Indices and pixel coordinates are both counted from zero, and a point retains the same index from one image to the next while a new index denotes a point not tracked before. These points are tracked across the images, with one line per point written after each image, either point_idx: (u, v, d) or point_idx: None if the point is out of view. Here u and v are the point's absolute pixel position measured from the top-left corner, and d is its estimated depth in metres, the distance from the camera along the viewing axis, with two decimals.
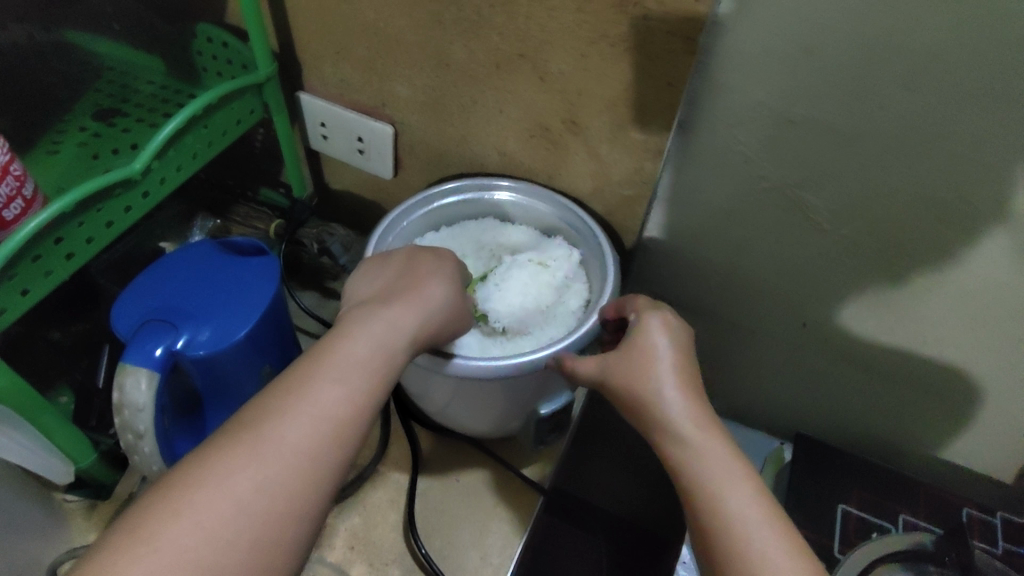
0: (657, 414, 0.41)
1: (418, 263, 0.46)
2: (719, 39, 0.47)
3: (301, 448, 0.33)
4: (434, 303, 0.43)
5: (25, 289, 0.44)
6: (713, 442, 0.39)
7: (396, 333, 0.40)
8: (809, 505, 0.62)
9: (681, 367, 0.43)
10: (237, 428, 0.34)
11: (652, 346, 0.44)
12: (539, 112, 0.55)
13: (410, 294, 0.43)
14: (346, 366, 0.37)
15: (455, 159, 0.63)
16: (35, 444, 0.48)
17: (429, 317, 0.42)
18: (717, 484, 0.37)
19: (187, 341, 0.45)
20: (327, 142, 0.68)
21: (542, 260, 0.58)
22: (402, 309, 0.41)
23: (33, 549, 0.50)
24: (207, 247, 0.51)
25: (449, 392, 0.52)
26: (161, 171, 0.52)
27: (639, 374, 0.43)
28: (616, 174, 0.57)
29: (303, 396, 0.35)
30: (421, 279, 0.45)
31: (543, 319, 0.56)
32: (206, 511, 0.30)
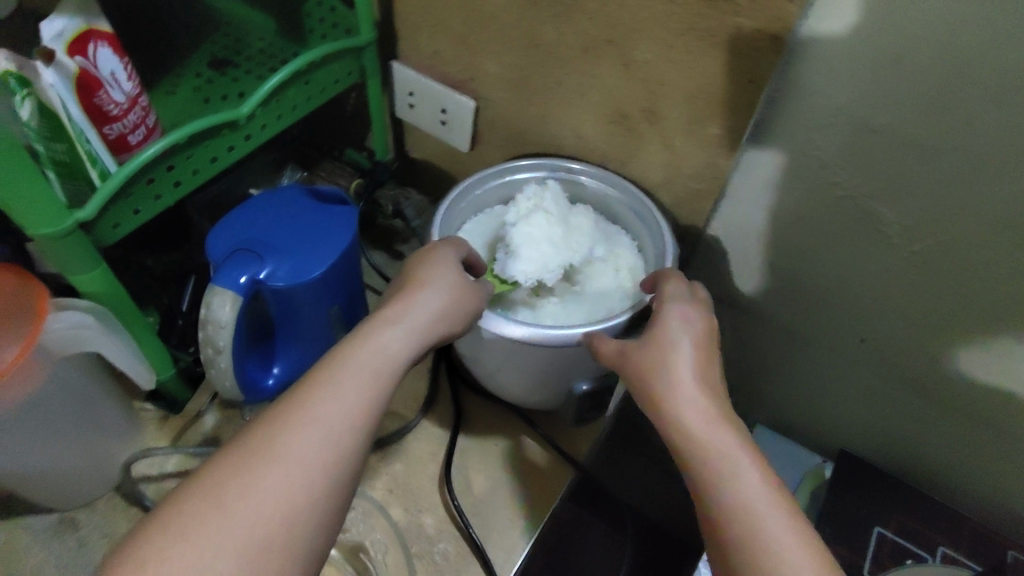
0: (671, 410, 0.42)
1: (422, 262, 0.47)
2: (811, 43, 0.47)
3: (327, 447, 0.36)
4: (439, 303, 0.44)
5: (137, 208, 0.49)
6: (725, 439, 0.40)
7: (406, 339, 0.42)
8: (841, 520, 0.61)
9: (699, 362, 0.44)
10: (265, 429, 0.36)
11: (672, 343, 0.44)
12: (619, 98, 0.57)
13: (416, 298, 0.44)
14: (362, 371, 0.39)
15: (532, 138, 0.66)
16: (133, 353, 0.52)
17: (438, 325, 0.44)
18: (727, 478, 0.38)
19: (268, 273, 0.48)
20: (412, 111, 0.71)
21: (534, 204, 0.58)
22: (408, 315, 0.43)
23: (109, 447, 0.54)
24: (295, 191, 0.54)
25: (500, 358, 0.54)
26: (263, 118, 0.56)
27: (659, 369, 0.43)
28: (688, 166, 0.58)
29: (317, 408, 0.37)
30: (426, 277, 0.46)
31: (570, 250, 0.57)
32: (245, 509, 0.32)
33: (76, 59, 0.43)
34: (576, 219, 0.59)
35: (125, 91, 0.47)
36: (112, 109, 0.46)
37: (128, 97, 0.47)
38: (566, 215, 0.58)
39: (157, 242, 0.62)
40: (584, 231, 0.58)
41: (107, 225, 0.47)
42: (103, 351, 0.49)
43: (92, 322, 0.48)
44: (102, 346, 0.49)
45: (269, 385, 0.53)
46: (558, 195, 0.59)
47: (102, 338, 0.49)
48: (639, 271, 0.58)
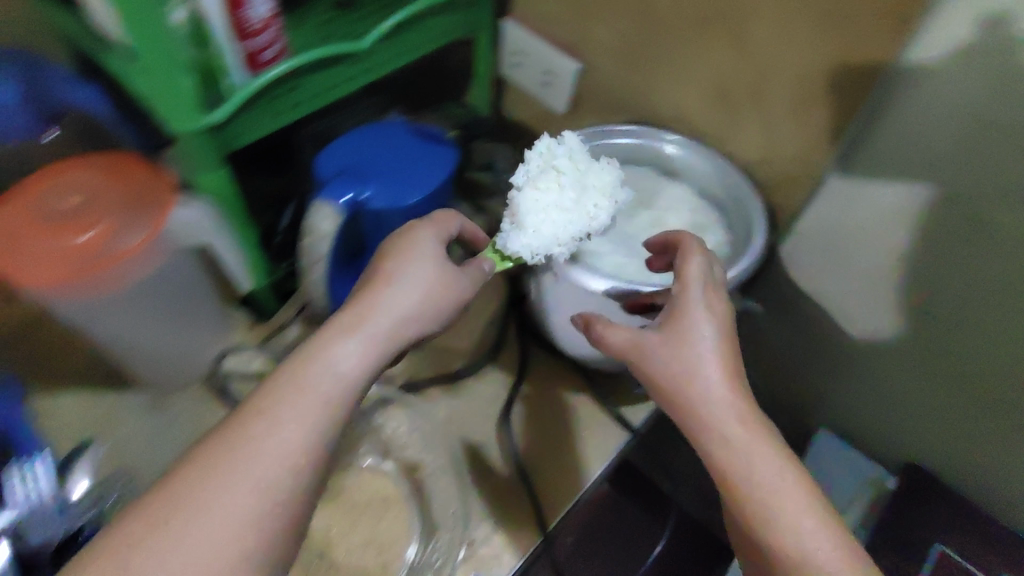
0: (702, 416, 0.41)
1: (393, 257, 0.44)
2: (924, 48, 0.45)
3: (288, 453, 0.36)
4: (410, 304, 0.42)
5: (260, 120, 0.52)
6: (763, 452, 0.40)
7: (371, 338, 0.40)
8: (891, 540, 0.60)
9: (722, 351, 0.42)
10: (218, 442, 0.35)
11: (690, 332, 0.43)
12: (724, 74, 0.56)
13: (385, 298, 0.42)
14: (324, 374, 0.38)
15: (633, 108, 0.66)
16: (238, 257, 0.57)
17: (406, 329, 0.42)
18: (767, 494, 0.39)
19: (369, 196, 0.50)
20: (516, 70, 0.73)
21: (545, 162, 0.52)
22: (375, 313, 0.41)
23: (198, 339, 0.59)
24: (400, 125, 0.56)
25: (569, 312, 0.55)
26: (380, 55, 0.59)
27: (686, 369, 0.42)
28: (786, 151, 0.56)
29: (275, 416, 0.36)
30: (394, 272, 0.43)
31: (584, 216, 0.52)
32: (199, 525, 0.33)
33: None
34: (591, 177, 0.52)
35: (265, 10, 0.50)
36: (252, 24, 0.49)
37: (267, 16, 0.50)
38: (580, 177, 0.52)
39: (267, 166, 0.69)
40: (601, 193, 0.53)
41: (232, 133, 0.50)
42: (215, 245, 0.55)
43: (210, 220, 0.52)
44: (215, 241, 0.54)
45: None
46: (572, 156, 0.53)
47: (215, 234, 0.54)
48: (724, 246, 0.58)
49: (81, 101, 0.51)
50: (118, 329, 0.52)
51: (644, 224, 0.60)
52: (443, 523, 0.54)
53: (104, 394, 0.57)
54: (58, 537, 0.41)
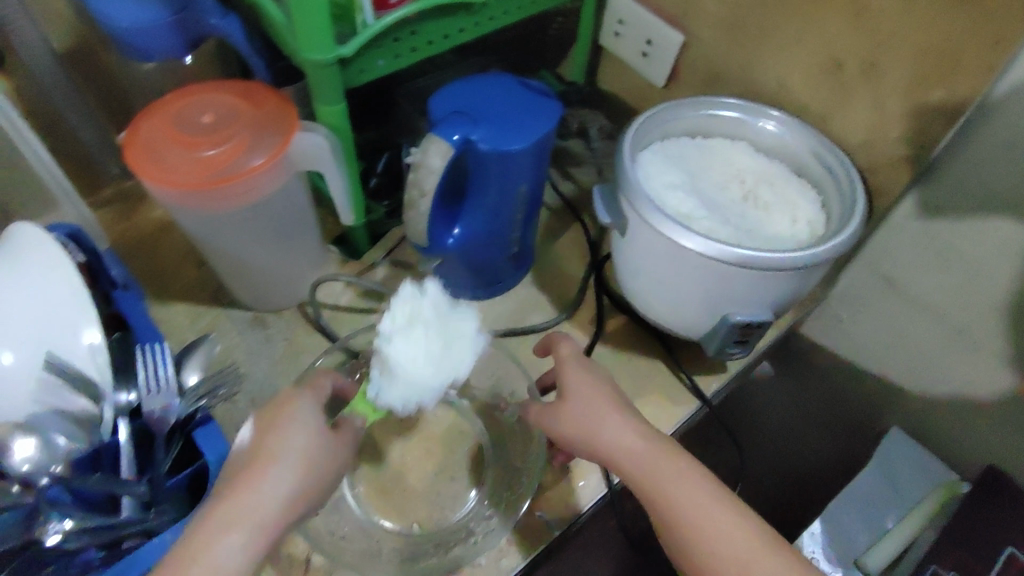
0: (640, 490, 0.46)
1: (281, 414, 0.45)
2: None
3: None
4: (284, 490, 0.42)
5: (380, 60, 0.55)
6: (691, 482, 0.46)
7: (278, 486, 0.42)
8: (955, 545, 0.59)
9: (622, 410, 0.49)
10: None
11: (597, 420, 0.48)
12: (838, 47, 0.55)
13: (259, 483, 0.42)
14: (251, 509, 0.41)
15: (733, 83, 0.66)
16: (342, 188, 0.59)
17: (287, 493, 0.42)
18: (705, 522, 0.44)
19: (476, 136, 0.52)
20: (616, 40, 0.73)
21: (414, 309, 0.49)
22: (276, 465, 0.43)
23: (303, 267, 0.63)
24: (507, 77, 0.58)
25: (657, 273, 0.56)
26: (494, 9, 0.60)
27: (602, 443, 0.48)
28: (894, 132, 0.55)
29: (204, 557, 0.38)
30: (276, 427, 0.44)
31: (449, 369, 0.49)
32: None
33: None
34: (455, 326, 0.50)
35: None
36: None
37: None
38: (448, 320, 0.50)
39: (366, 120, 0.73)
40: (465, 341, 0.50)
41: (354, 70, 0.54)
42: (324, 172, 0.57)
43: (324, 147, 0.55)
44: (325, 168, 0.56)
45: (448, 243, 0.58)
46: (441, 303, 0.50)
47: (326, 162, 0.56)
48: (819, 223, 0.57)
49: (217, 26, 0.54)
50: (230, 244, 0.56)
51: (737, 197, 0.60)
52: (506, 468, 0.56)
53: (208, 309, 0.62)
54: (176, 417, 0.44)
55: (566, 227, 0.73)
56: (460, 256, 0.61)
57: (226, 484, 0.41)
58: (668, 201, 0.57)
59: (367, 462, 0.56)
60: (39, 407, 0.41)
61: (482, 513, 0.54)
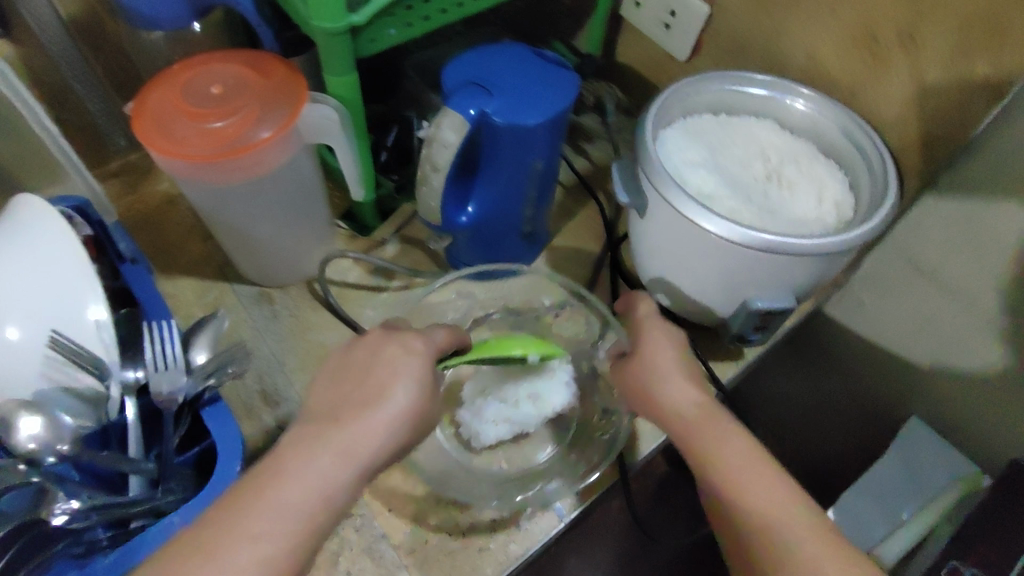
0: (710, 457, 0.44)
1: (387, 360, 0.44)
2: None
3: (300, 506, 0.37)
4: (384, 433, 0.41)
5: (392, 29, 0.53)
6: (739, 446, 0.44)
7: (366, 439, 0.40)
8: (978, 541, 0.55)
9: (684, 364, 0.49)
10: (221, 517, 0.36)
11: (660, 366, 0.49)
12: (876, 17, 0.52)
13: (364, 429, 0.40)
14: (337, 454, 0.39)
15: (759, 55, 0.63)
16: (353, 161, 0.57)
17: (388, 438, 0.41)
18: (755, 484, 0.43)
19: (492, 110, 0.50)
20: (637, 10, 0.70)
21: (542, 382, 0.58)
22: (374, 412, 0.41)
23: (310, 243, 0.61)
24: (524, 48, 0.55)
25: (677, 254, 0.54)
26: None
27: (661, 400, 0.48)
28: (931, 109, 0.53)
29: (285, 482, 0.37)
30: (389, 381, 0.43)
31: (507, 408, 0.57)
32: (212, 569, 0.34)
33: None
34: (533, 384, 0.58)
35: None
36: None
37: None
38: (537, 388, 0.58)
39: (376, 92, 0.71)
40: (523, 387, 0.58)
41: (365, 40, 0.52)
42: (335, 146, 0.55)
43: (334, 119, 0.53)
44: (334, 140, 0.55)
45: (461, 221, 0.57)
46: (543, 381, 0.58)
47: (335, 134, 0.54)
48: (847, 206, 0.55)
49: None
50: (240, 217, 0.55)
51: (761, 176, 0.57)
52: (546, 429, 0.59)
53: (215, 283, 0.62)
54: (183, 395, 0.43)
55: (580, 206, 0.71)
56: (472, 233, 0.59)
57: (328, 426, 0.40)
58: (689, 180, 0.55)
59: None
60: (45, 384, 0.40)
61: (566, 458, 0.58)
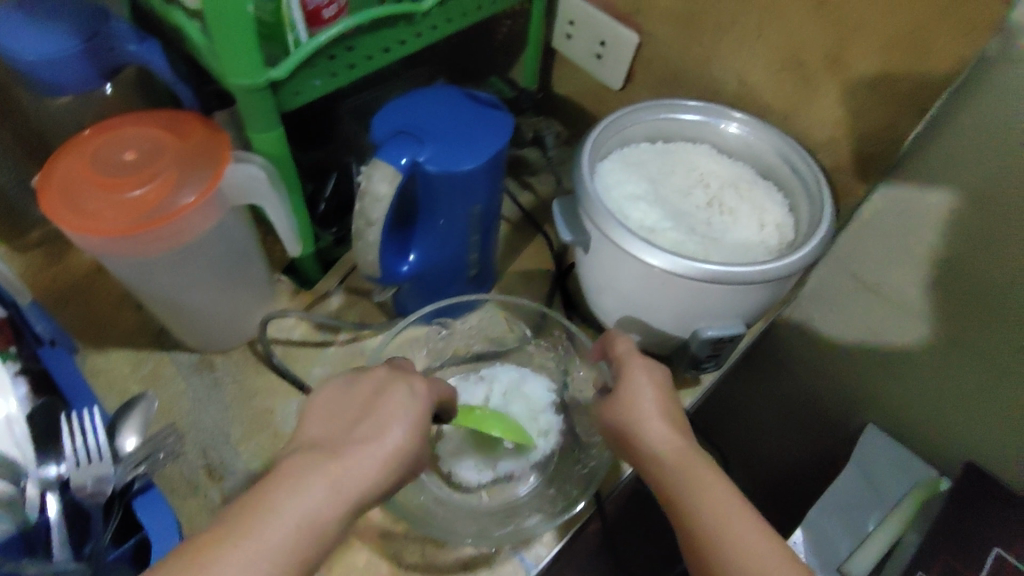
0: (688, 499, 0.43)
1: (388, 398, 0.42)
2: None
3: (284, 546, 0.34)
4: (376, 470, 0.38)
5: (316, 80, 0.51)
6: (717, 488, 0.43)
7: (362, 478, 0.38)
8: (942, 548, 0.57)
9: (665, 403, 0.48)
10: (189, 558, 0.33)
11: (638, 403, 0.47)
12: (801, 41, 0.53)
13: (356, 467, 0.38)
14: (332, 488, 0.37)
15: (691, 81, 0.63)
16: (286, 218, 0.56)
17: (386, 476, 0.39)
18: (733, 524, 0.41)
19: (424, 158, 0.49)
20: (568, 42, 0.70)
21: (529, 403, 0.57)
22: (372, 449, 0.39)
23: (248, 303, 0.59)
24: (454, 91, 0.55)
25: (624, 290, 0.54)
26: (435, 19, 0.57)
27: (637, 438, 0.47)
28: (862, 126, 0.53)
29: (274, 510, 0.35)
30: (387, 415, 0.41)
31: (497, 437, 0.55)
32: None
33: None
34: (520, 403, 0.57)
35: None
36: None
37: None
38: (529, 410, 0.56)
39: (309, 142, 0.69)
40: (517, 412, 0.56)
41: (288, 93, 0.50)
42: (267, 205, 0.53)
43: (263, 179, 0.51)
44: (265, 200, 0.53)
45: (403, 271, 0.55)
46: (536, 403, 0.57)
47: (265, 193, 0.52)
48: (786, 229, 0.55)
49: (134, 53, 0.51)
50: (165, 288, 0.52)
51: (701, 203, 0.57)
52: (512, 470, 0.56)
53: (151, 353, 0.59)
54: (113, 485, 0.41)
55: (528, 241, 0.71)
56: (416, 280, 0.57)
57: (320, 459, 0.38)
58: (631, 213, 0.55)
59: None
60: None
61: (547, 491, 0.54)
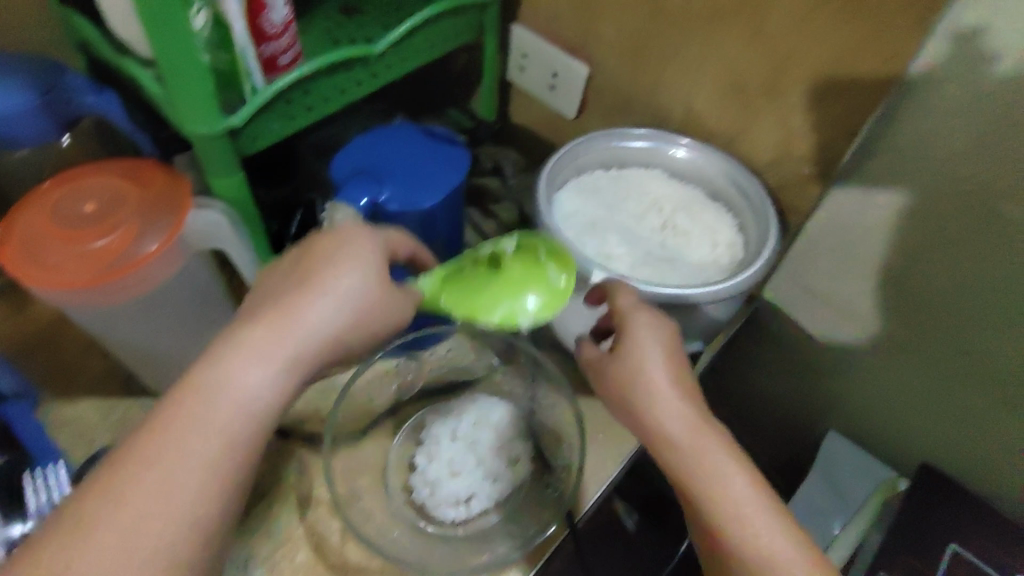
0: (705, 483, 0.42)
1: (320, 253, 0.43)
2: (944, 55, 0.45)
3: (240, 408, 0.38)
4: (325, 322, 0.41)
5: (272, 125, 0.52)
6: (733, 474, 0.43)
7: (311, 335, 0.41)
8: (904, 548, 0.58)
9: (674, 372, 0.45)
10: (158, 423, 0.37)
11: (649, 372, 0.44)
12: (739, 70, 0.56)
13: (308, 310, 0.41)
14: (274, 342, 0.40)
15: (641, 109, 0.66)
16: (250, 259, 0.56)
17: (333, 322, 0.42)
18: (748, 513, 0.42)
19: (384, 198, 0.50)
20: (522, 74, 0.73)
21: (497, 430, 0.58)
22: (313, 300, 0.41)
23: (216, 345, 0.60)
24: (410, 129, 0.56)
25: (586, 315, 0.55)
26: (389, 60, 0.58)
27: (647, 413, 0.44)
28: (801, 148, 0.56)
29: (225, 380, 0.38)
30: (323, 269, 0.42)
31: (469, 468, 0.55)
32: (149, 486, 0.35)
33: None
34: (489, 431, 0.57)
35: (281, 18, 0.50)
36: (269, 30, 0.50)
37: (283, 20, 0.51)
38: (499, 438, 0.57)
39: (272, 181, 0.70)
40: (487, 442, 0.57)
41: (246, 138, 0.51)
42: (230, 249, 0.54)
43: (224, 224, 0.52)
44: (228, 243, 0.54)
45: None
46: (505, 429, 0.58)
47: (228, 237, 0.53)
48: (737, 249, 0.58)
49: (93, 104, 0.51)
50: (132, 335, 0.53)
51: (655, 226, 0.60)
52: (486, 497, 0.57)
53: (120, 400, 0.58)
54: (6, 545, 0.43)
55: None
56: None
57: (265, 314, 0.40)
58: (587, 241, 0.57)
59: (308, 547, 0.52)
60: None
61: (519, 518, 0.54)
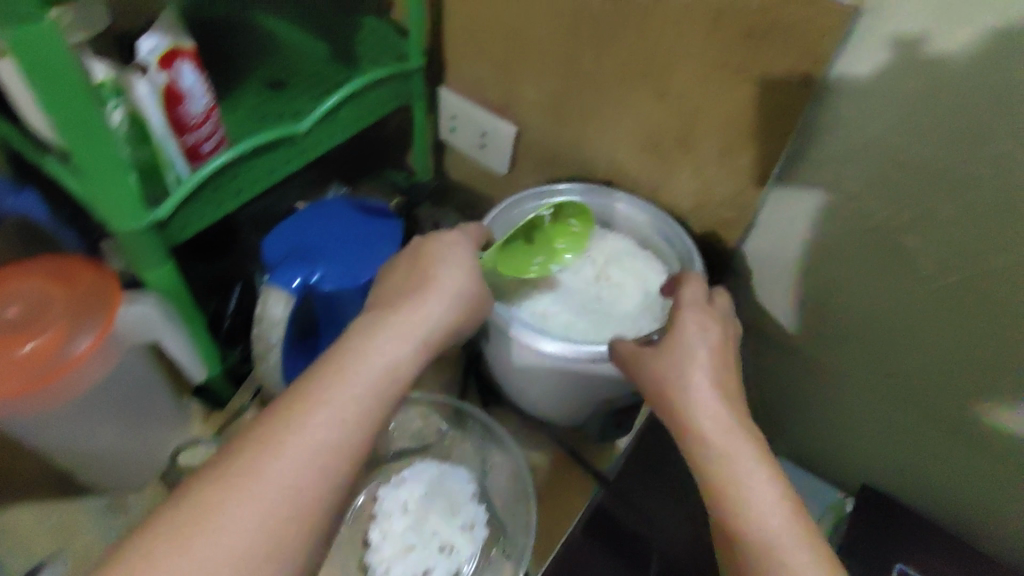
0: (727, 477, 0.41)
1: (430, 256, 0.46)
2: (836, 105, 0.48)
3: (377, 386, 0.37)
4: (439, 307, 0.43)
5: (201, 211, 0.52)
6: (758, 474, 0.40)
7: (431, 325, 0.42)
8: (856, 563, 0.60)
9: (717, 367, 0.45)
10: (292, 396, 0.36)
11: (687, 357, 0.45)
12: (653, 125, 0.58)
13: (426, 307, 0.42)
14: (401, 328, 0.40)
15: (569, 163, 0.68)
16: (189, 347, 0.56)
17: (447, 312, 0.43)
18: (765, 516, 0.39)
19: (317, 277, 0.51)
20: (454, 134, 0.76)
21: (451, 497, 0.58)
22: (429, 293, 0.43)
23: (157, 434, 0.59)
24: (341, 204, 0.57)
25: (530, 375, 0.56)
26: (318, 135, 0.59)
27: (677, 399, 0.44)
28: (719, 196, 0.58)
29: (356, 362, 0.38)
30: (432, 269, 0.45)
31: (423, 540, 0.55)
32: (288, 462, 0.33)
33: (162, 74, 0.47)
34: (442, 500, 0.57)
35: (200, 108, 0.51)
36: (190, 121, 0.50)
37: (203, 110, 0.51)
38: (453, 506, 0.57)
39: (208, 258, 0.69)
40: (440, 511, 0.56)
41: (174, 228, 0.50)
42: (165, 339, 0.54)
43: (156, 316, 0.52)
44: (164, 334, 0.54)
45: None
46: (459, 496, 0.58)
47: (163, 328, 0.53)
48: None
49: (12, 205, 0.55)
50: (68, 436, 0.52)
51: (590, 280, 0.61)
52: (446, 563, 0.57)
53: (65, 502, 0.58)
54: None
55: None
56: None
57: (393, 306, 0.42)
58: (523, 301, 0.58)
59: None
60: None
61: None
